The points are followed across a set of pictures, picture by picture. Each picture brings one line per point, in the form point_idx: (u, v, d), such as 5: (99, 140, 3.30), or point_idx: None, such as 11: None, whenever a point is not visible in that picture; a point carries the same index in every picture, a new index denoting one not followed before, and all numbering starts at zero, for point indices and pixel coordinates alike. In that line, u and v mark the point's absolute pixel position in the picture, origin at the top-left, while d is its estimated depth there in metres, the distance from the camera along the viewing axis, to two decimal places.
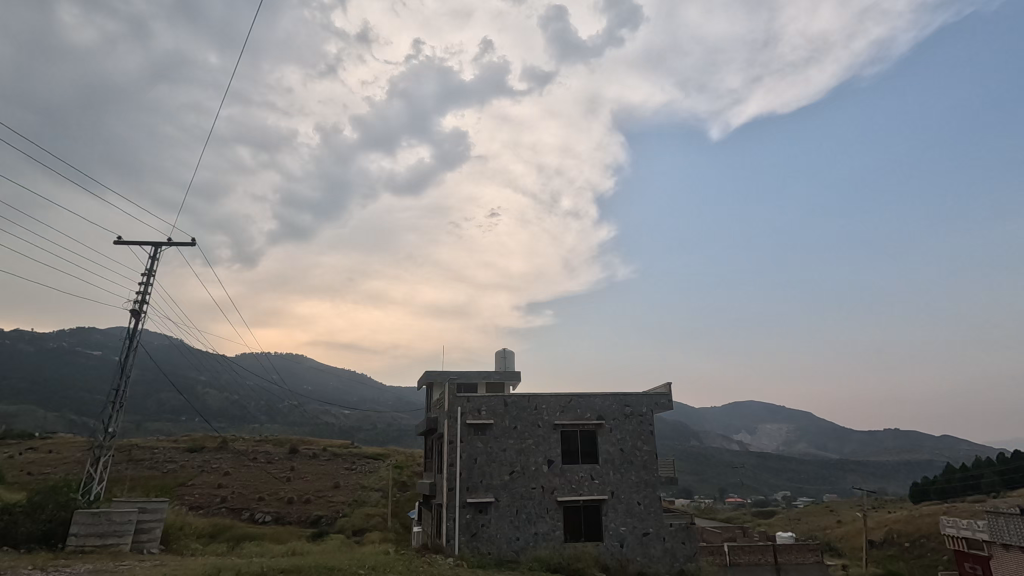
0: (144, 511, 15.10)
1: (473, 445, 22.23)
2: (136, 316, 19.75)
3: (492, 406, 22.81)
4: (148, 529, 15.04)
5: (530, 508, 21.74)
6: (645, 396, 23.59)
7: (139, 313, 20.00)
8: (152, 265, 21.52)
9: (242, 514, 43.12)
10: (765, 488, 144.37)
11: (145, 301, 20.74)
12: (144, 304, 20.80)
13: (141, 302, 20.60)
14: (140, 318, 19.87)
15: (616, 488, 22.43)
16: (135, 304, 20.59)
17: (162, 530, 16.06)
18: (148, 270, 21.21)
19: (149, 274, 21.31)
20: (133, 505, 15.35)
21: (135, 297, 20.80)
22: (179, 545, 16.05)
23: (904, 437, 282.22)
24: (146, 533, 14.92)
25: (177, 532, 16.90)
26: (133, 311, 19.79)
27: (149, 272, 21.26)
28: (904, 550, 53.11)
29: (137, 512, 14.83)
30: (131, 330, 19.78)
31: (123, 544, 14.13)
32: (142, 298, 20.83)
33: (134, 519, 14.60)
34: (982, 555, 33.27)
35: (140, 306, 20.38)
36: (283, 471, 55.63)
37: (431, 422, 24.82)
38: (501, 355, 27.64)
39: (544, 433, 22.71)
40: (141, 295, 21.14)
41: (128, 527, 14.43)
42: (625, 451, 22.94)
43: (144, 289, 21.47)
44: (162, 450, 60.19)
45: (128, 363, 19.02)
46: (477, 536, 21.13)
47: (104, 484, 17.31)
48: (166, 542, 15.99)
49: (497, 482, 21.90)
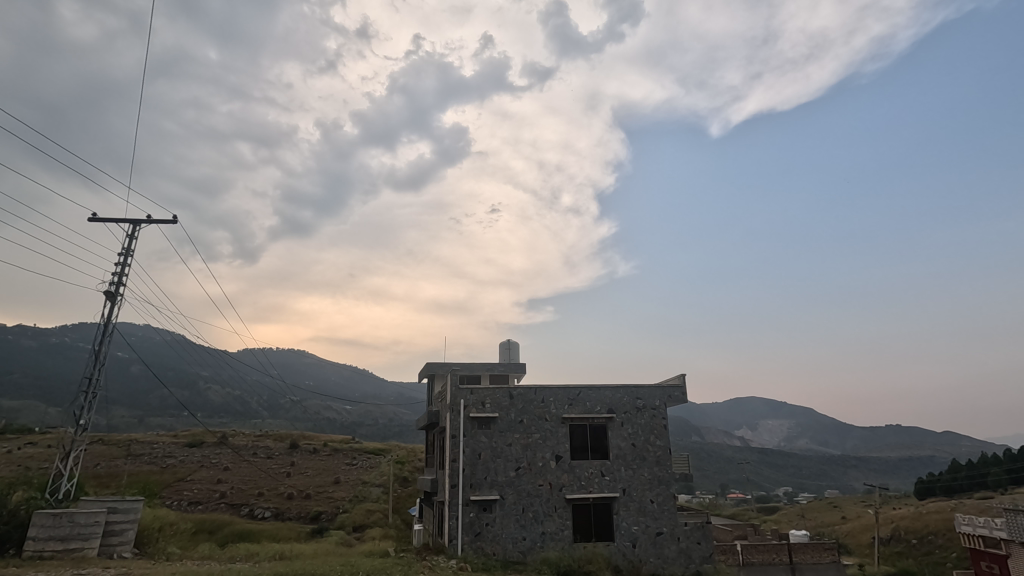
0: (112, 510, 13.82)
1: (477, 439, 21.01)
2: (109, 299, 18.29)
3: (497, 399, 21.56)
4: (119, 531, 13.78)
5: (538, 507, 20.53)
6: (658, 388, 22.38)
7: (114, 296, 18.50)
8: (130, 242, 19.84)
9: (241, 510, 42.15)
10: (767, 484, 143.60)
11: (122, 283, 19.21)
12: (121, 284, 19.26)
13: (117, 283, 19.04)
14: (115, 301, 18.40)
15: (627, 486, 21.23)
16: (111, 284, 19.09)
17: (137, 533, 14.76)
18: (124, 250, 19.58)
19: (124, 253, 19.65)
20: (103, 503, 14.05)
21: (111, 277, 19.31)
22: (154, 548, 14.71)
23: (906, 433, 280.86)
24: (116, 535, 13.69)
25: (155, 531, 15.68)
26: (106, 294, 18.31)
27: (126, 251, 19.68)
28: (911, 547, 51.98)
29: (105, 512, 13.58)
30: (106, 315, 18.40)
31: (89, 549, 12.89)
32: (119, 278, 19.27)
33: (102, 520, 13.37)
34: (1000, 554, 32.00)
35: (116, 287, 18.84)
36: (283, 467, 54.40)
37: (433, 416, 23.59)
38: (505, 347, 26.49)
39: (551, 426, 21.51)
40: (119, 275, 19.56)
41: (95, 529, 13.18)
42: (637, 446, 21.74)
43: (121, 269, 19.87)
44: (161, 446, 59.06)
45: (103, 350, 17.73)
46: (481, 536, 19.94)
47: (75, 481, 16.17)
48: (141, 545, 14.68)
49: (502, 478, 20.69)
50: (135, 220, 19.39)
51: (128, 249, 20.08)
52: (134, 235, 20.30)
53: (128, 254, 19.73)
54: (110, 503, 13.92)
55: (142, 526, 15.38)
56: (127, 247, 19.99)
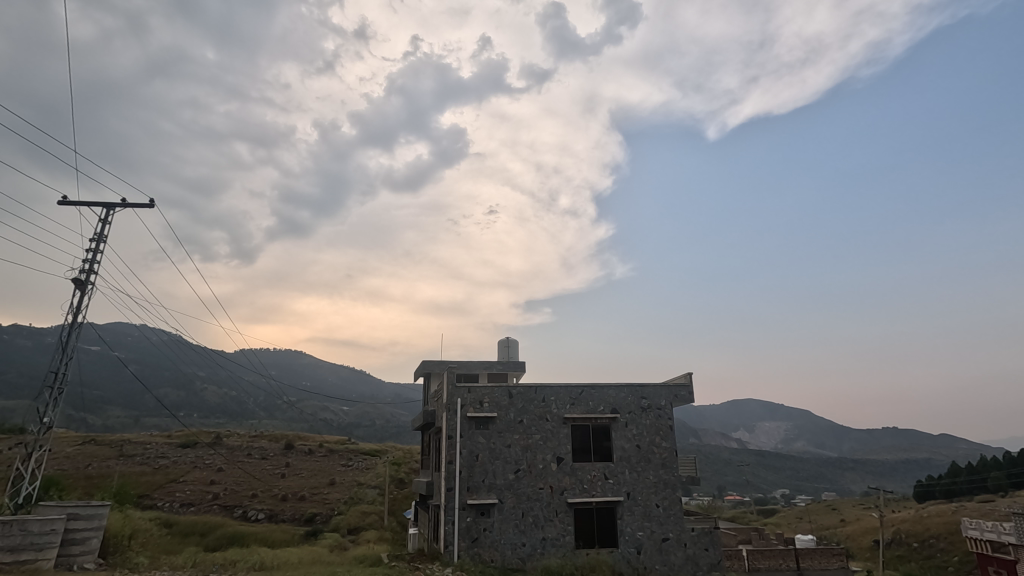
0: (74, 516, 12.84)
1: (475, 440, 20.04)
2: (79, 287, 17.18)
3: (495, 397, 20.58)
4: (81, 539, 12.82)
5: (538, 511, 19.56)
6: (664, 388, 21.43)
7: (84, 285, 17.36)
8: (102, 227, 18.66)
9: (234, 512, 41.10)
10: (765, 486, 143.13)
11: (93, 270, 18.02)
12: (93, 272, 18.12)
13: (88, 271, 17.89)
14: (84, 290, 17.26)
15: (631, 489, 20.26)
16: (81, 272, 17.89)
17: (102, 543, 13.77)
18: (96, 235, 18.41)
19: (96, 238, 18.41)
20: (63, 510, 13.03)
21: (83, 265, 18.12)
22: (121, 557, 13.73)
23: (902, 436, 280.42)
24: (78, 544, 12.72)
25: (121, 536, 14.73)
26: (75, 283, 17.19)
27: (98, 238, 18.54)
28: (912, 550, 51.04)
29: (65, 518, 12.58)
30: (75, 305, 17.23)
31: (44, 560, 11.90)
32: (91, 265, 18.11)
33: (60, 529, 12.36)
34: (1008, 559, 31.03)
35: (87, 275, 17.68)
36: (278, 468, 53.33)
37: (429, 416, 22.56)
38: (504, 344, 25.56)
39: (552, 427, 20.54)
40: (91, 263, 18.40)
41: (51, 539, 12.18)
42: (641, 447, 20.78)
43: (92, 256, 18.63)
44: (154, 446, 57.98)
45: (70, 344, 16.68)
46: (478, 542, 18.95)
47: (34, 485, 15.07)
48: (106, 555, 13.70)
49: (501, 481, 19.73)
50: (109, 203, 18.19)
51: (101, 234, 18.82)
52: (107, 219, 19.02)
53: (100, 239, 18.53)
54: (70, 508, 12.88)
55: (110, 531, 14.40)
56: (100, 233, 18.75)
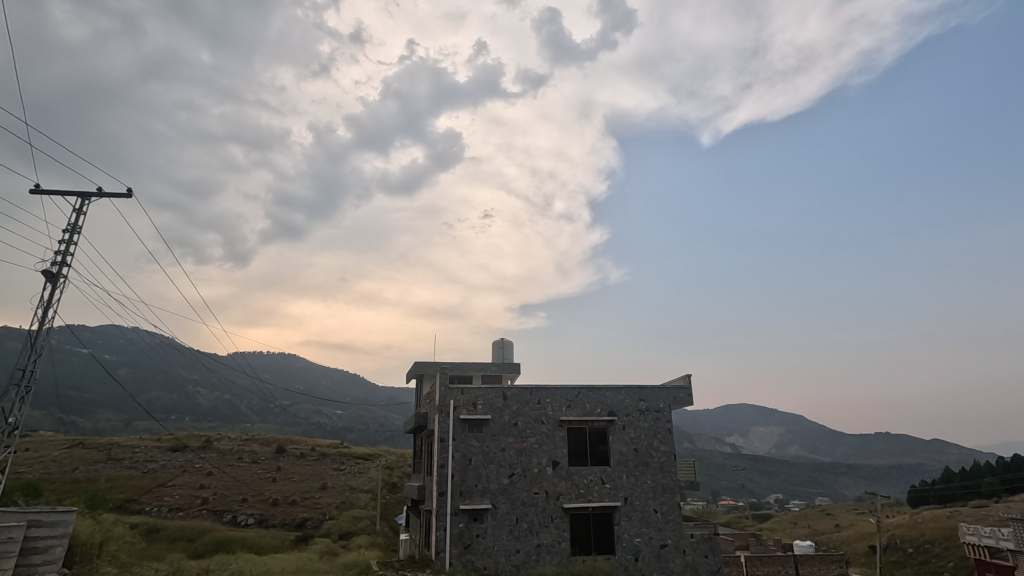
0: (35, 524, 12.05)
1: (468, 443, 19.40)
2: (49, 279, 16.46)
3: (489, 400, 19.94)
4: (43, 549, 12.08)
5: (533, 517, 18.93)
6: (662, 390, 20.88)
7: (55, 278, 16.61)
8: (77, 217, 17.91)
9: (223, 517, 40.17)
10: (760, 491, 142.98)
11: (66, 262, 17.26)
12: (65, 264, 17.37)
13: (61, 262, 17.16)
14: (55, 283, 16.52)
15: (629, 495, 19.66)
16: (53, 264, 17.13)
17: (67, 553, 13.02)
18: (70, 225, 17.66)
19: (70, 229, 17.69)
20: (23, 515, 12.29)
21: (54, 256, 17.34)
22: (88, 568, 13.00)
23: (894, 441, 281.16)
24: (39, 553, 11.99)
25: (89, 544, 13.96)
26: (46, 275, 16.49)
27: (70, 228, 17.78)
28: (908, 556, 50.66)
29: (25, 526, 11.83)
30: (45, 299, 16.49)
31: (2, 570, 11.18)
32: (63, 257, 17.36)
33: (20, 536, 11.61)
34: (1007, 565, 30.55)
35: (59, 267, 16.94)
36: (269, 472, 52.38)
37: (420, 418, 21.89)
38: (498, 345, 24.98)
39: (548, 430, 19.94)
40: (64, 254, 17.64)
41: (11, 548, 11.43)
42: (639, 451, 20.22)
43: (65, 248, 17.87)
44: (143, 450, 56.84)
45: (39, 341, 15.96)
46: (471, 549, 18.30)
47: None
48: (70, 565, 12.98)
49: (495, 486, 19.09)
50: (84, 193, 17.46)
51: (75, 225, 18.01)
52: (82, 210, 18.26)
53: (73, 230, 17.80)
54: (31, 515, 12.08)
55: (77, 539, 13.66)
56: (73, 223, 18.00)
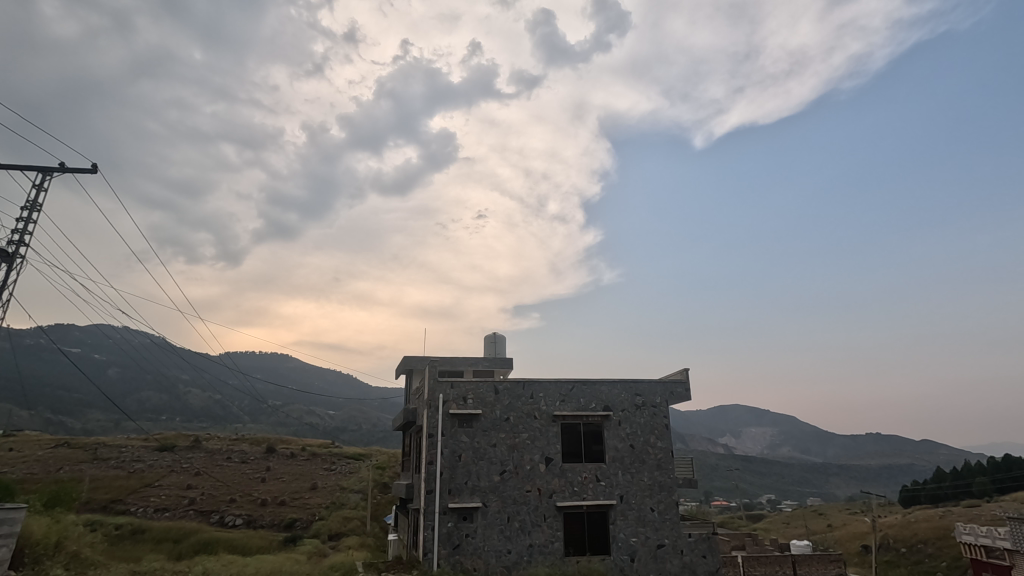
0: None
1: (458, 439, 18.61)
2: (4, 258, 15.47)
3: (480, 393, 19.16)
4: None
5: (524, 516, 18.15)
6: (659, 384, 20.17)
7: (9, 258, 15.59)
8: (36, 193, 16.87)
9: (210, 517, 39.14)
10: (753, 491, 142.97)
11: (24, 241, 16.19)
12: (21, 244, 16.29)
13: (17, 241, 16.08)
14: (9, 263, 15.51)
15: (624, 493, 18.94)
16: (9, 243, 16.06)
17: (15, 553, 12.15)
18: (29, 201, 16.64)
19: (28, 206, 16.62)
20: None
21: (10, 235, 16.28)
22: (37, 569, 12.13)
23: (885, 441, 282.63)
24: None
25: (39, 546, 12.97)
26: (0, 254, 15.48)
27: (29, 204, 16.74)
28: (900, 556, 50.30)
29: None
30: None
31: None
32: (20, 236, 16.29)
33: None
34: (1003, 565, 29.99)
35: (16, 245, 15.91)
36: (258, 471, 51.32)
37: (409, 414, 21.06)
38: (490, 340, 24.17)
39: (541, 425, 19.17)
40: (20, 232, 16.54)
41: None
42: (635, 448, 19.49)
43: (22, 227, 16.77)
44: (129, 450, 55.51)
45: None
46: (460, 549, 17.49)
47: None
48: (17, 566, 12.09)
49: (485, 483, 18.30)
50: (45, 168, 16.45)
51: (34, 202, 16.90)
52: (42, 186, 17.15)
53: (31, 206, 16.74)
54: None
55: (29, 538, 12.76)
56: (33, 200, 16.93)
